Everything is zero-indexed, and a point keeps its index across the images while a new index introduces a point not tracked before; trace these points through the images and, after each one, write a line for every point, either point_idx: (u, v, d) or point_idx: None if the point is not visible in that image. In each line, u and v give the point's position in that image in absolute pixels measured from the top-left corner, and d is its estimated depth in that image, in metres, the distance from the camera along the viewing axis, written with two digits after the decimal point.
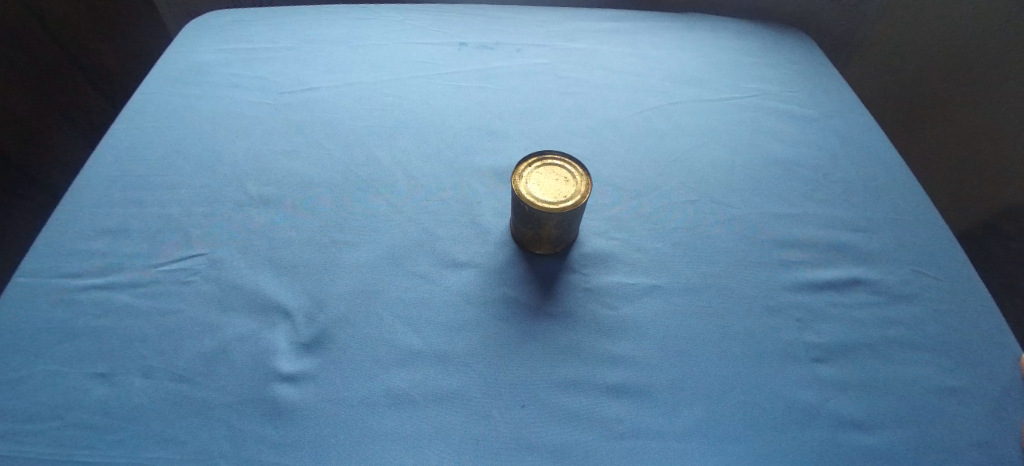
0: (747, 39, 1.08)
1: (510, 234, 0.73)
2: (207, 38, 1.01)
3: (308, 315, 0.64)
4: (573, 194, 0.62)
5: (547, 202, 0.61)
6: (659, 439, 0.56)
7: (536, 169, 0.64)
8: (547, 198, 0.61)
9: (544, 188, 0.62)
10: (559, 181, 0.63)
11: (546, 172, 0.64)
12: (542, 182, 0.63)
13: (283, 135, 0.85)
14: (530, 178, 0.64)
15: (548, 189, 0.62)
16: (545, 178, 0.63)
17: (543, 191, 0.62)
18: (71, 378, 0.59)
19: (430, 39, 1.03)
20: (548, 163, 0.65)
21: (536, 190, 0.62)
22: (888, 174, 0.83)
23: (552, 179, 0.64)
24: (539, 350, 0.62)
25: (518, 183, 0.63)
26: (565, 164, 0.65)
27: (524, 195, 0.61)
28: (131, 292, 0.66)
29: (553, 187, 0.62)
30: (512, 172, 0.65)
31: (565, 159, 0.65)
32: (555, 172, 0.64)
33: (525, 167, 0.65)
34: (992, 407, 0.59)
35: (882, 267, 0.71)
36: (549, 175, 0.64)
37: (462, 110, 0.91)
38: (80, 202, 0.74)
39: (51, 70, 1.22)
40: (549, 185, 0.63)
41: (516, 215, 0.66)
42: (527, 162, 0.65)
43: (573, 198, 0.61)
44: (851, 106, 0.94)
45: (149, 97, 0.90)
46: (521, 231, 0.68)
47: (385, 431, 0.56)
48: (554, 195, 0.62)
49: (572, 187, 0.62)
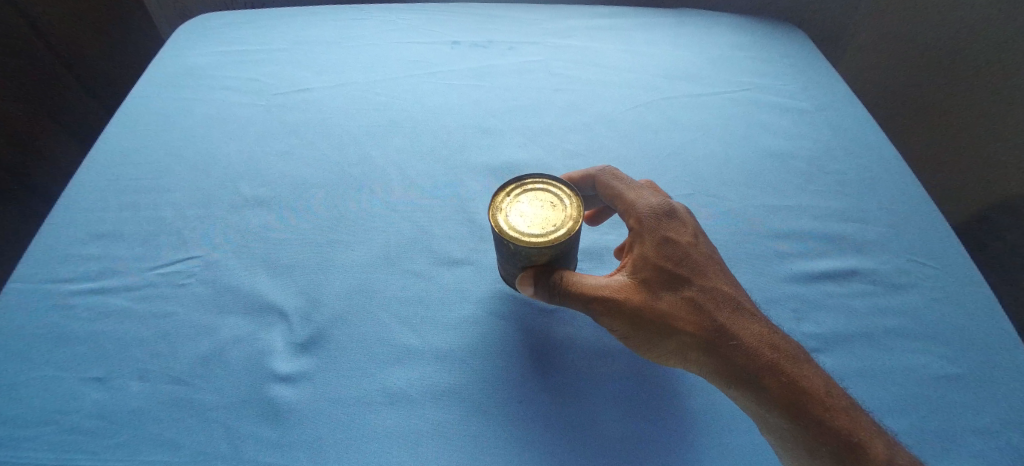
0: (740, 33, 1.08)
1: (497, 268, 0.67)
2: (197, 42, 1.01)
3: (304, 315, 0.64)
4: (563, 221, 0.56)
5: (536, 235, 0.55)
6: (662, 432, 0.56)
7: (519, 198, 0.58)
8: (535, 230, 0.55)
9: (528, 218, 0.56)
10: (544, 206, 0.57)
11: (530, 199, 0.58)
12: (523, 210, 0.57)
13: (277, 136, 0.85)
14: (513, 209, 0.57)
15: (532, 218, 0.56)
16: (526, 206, 0.57)
17: (526, 221, 0.56)
18: (67, 383, 0.58)
19: (423, 39, 1.03)
20: (530, 188, 0.59)
21: (517, 221, 0.56)
22: (882, 165, 0.83)
23: (538, 206, 0.58)
24: (536, 345, 0.62)
25: (499, 215, 0.57)
26: (549, 187, 0.59)
27: (504, 230, 0.55)
28: (127, 295, 0.65)
29: (538, 215, 0.56)
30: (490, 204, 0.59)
31: (547, 182, 0.59)
32: (540, 198, 0.58)
33: (504, 197, 0.59)
34: (990, 393, 0.59)
35: (877, 256, 0.71)
36: (534, 202, 0.58)
37: (456, 110, 0.91)
38: (74, 207, 0.74)
39: (48, 76, 1.20)
40: (533, 212, 0.57)
41: (503, 255, 0.59)
42: (504, 189, 0.59)
43: (563, 227, 0.55)
44: (846, 99, 0.95)
45: (141, 101, 0.90)
46: (511, 268, 0.61)
47: (383, 430, 0.55)
48: (541, 225, 0.56)
49: (561, 213, 0.57)
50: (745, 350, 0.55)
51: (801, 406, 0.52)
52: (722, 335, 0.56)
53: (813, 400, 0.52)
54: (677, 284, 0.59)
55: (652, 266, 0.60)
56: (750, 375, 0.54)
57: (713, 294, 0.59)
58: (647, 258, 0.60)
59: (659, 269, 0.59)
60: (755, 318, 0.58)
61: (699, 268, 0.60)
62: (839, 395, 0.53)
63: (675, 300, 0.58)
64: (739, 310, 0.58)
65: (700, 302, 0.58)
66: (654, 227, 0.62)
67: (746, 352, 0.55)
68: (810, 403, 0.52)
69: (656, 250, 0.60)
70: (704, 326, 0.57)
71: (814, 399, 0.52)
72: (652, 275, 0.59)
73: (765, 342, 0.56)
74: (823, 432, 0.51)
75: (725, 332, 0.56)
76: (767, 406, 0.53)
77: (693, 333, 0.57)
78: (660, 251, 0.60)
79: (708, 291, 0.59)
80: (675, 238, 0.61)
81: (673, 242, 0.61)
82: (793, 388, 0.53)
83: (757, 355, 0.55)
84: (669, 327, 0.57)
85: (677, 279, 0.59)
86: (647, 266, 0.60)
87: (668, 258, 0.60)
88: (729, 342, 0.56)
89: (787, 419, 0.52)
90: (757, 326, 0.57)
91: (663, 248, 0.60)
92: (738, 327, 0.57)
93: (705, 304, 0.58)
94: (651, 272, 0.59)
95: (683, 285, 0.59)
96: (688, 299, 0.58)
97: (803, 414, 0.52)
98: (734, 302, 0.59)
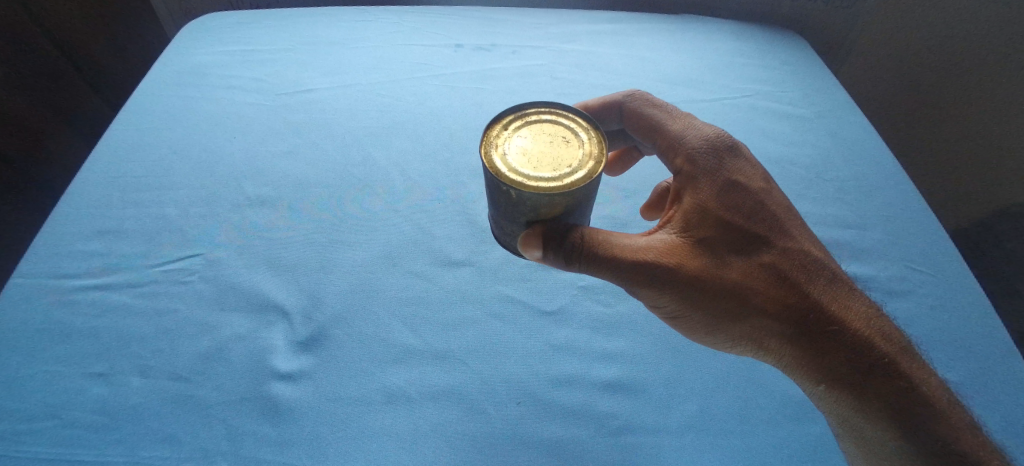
0: (741, 41, 1.09)
1: (494, 223, 0.65)
2: (202, 41, 1.02)
3: (304, 314, 0.64)
4: (579, 158, 0.54)
5: (548, 177, 0.52)
6: (658, 435, 0.57)
7: (522, 135, 0.57)
8: (546, 172, 0.53)
9: (539, 158, 0.54)
10: (556, 142, 0.56)
11: (537, 137, 0.56)
12: (532, 149, 0.55)
13: (281, 136, 0.86)
14: (517, 147, 0.55)
15: (545, 158, 0.54)
16: (534, 144, 0.56)
17: (538, 162, 0.54)
18: (69, 378, 0.59)
19: (427, 42, 1.03)
20: (536, 124, 0.58)
21: (528, 161, 0.54)
22: (880, 173, 0.84)
23: (547, 143, 0.56)
24: (535, 346, 0.63)
25: (501, 156, 0.54)
26: (556, 121, 0.58)
27: (511, 173, 0.52)
28: (129, 292, 0.66)
29: (550, 154, 0.55)
30: (489, 139, 0.56)
31: (554, 114, 0.59)
32: (547, 135, 0.57)
33: (507, 134, 0.57)
34: (984, 401, 0.60)
35: (873, 263, 0.72)
36: (541, 139, 0.56)
37: (459, 112, 0.91)
38: (78, 203, 0.74)
39: (50, 71, 1.20)
40: (545, 151, 0.55)
41: (508, 211, 0.56)
42: (503, 127, 0.57)
43: (581, 169, 0.53)
44: (846, 107, 0.95)
45: (147, 98, 0.91)
46: (516, 224, 0.58)
47: (382, 429, 0.56)
48: (556, 166, 0.53)
49: (577, 150, 0.55)
50: (821, 312, 0.52)
51: (897, 391, 0.49)
52: (796, 298, 0.53)
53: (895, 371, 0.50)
54: (753, 247, 0.55)
55: (722, 225, 0.56)
56: (832, 349, 0.51)
57: (783, 248, 0.55)
58: (716, 216, 0.56)
59: (732, 229, 0.55)
60: (830, 273, 0.55)
61: (768, 218, 0.56)
62: (923, 366, 0.50)
63: (741, 259, 0.54)
64: (823, 277, 0.54)
65: (775, 264, 0.54)
66: (711, 172, 0.59)
67: (831, 325, 0.52)
68: (906, 387, 0.48)
69: (725, 208, 0.56)
70: (775, 287, 0.53)
71: (901, 371, 0.49)
72: (724, 236, 0.55)
73: (854, 315, 0.52)
74: (919, 421, 0.47)
75: (800, 292, 0.53)
76: (854, 384, 0.50)
77: (764, 295, 0.53)
78: (730, 208, 0.56)
79: (778, 245, 0.55)
80: (739, 185, 0.58)
81: (742, 196, 0.57)
82: (890, 371, 0.49)
83: (840, 327, 0.52)
84: (740, 294, 0.53)
85: (747, 236, 0.55)
86: (716, 224, 0.56)
87: (741, 218, 0.56)
88: (804, 305, 0.53)
89: (885, 408, 0.49)
90: (848, 297, 0.54)
91: (733, 206, 0.56)
92: (812, 286, 0.54)
93: (775, 262, 0.54)
94: (718, 231, 0.55)
95: (750, 239, 0.55)
96: (756, 255, 0.55)
97: (895, 399, 0.48)
98: (807, 255, 0.55)
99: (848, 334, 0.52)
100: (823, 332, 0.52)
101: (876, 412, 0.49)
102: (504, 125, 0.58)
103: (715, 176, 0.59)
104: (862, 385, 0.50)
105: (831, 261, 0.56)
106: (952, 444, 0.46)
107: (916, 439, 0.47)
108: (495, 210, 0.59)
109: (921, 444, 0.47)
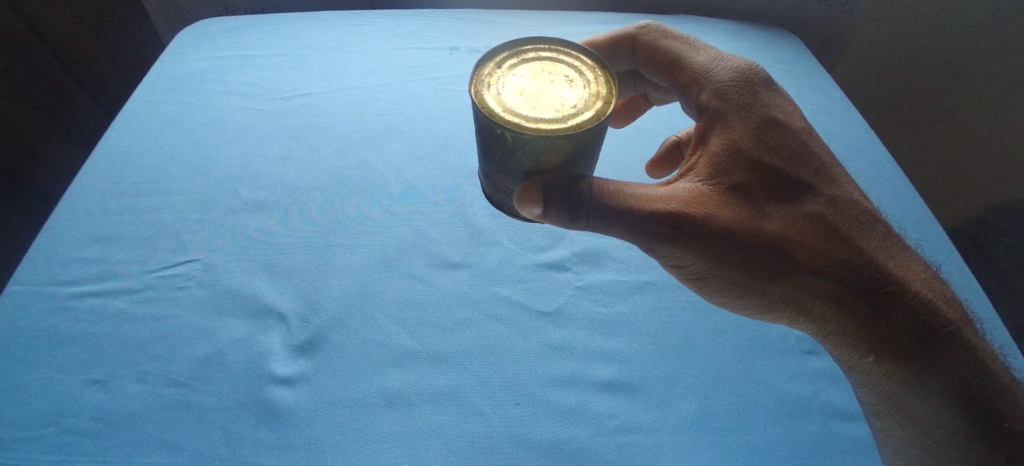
0: (734, 40, 1.09)
1: (487, 181, 0.65)
2: (198, 45, 1.02)
3: (301, 318, 0.64)
4: (584, 97, 0.54)
5: (549, 117, 0.52)
6: (658, 434, 0.57)
7: (520, 76, 0.57)
8: (547, 112, 0.52)
9: (539, 99, 0.54)
10: (558, 82, 0.56)
11: (538, 76, 0.57)
12: (531, 89, 0.55)
13: (277, 140, 0.86)
14: (512, 87, 0.55)
15: (545, 98, 0.54)
16: (532, 84, 0.56)
17: (538, 102, 0.53)
18: (66, 385, 0.59)
19: (421, 44, 1.04)
20: (538, 61, 0.59)
21: (527, 102, 0.53)
22: (873, 169, 0.84)
23: (547, 82, 0.56)
24: (533, 347, 0.63)
25: (494, 95, 0.54)
26: (557, 60, 0.59)
27: (506, 113, 0.51)
28: (128, 298, 0.66)
29: (551, 95, 0.54)
30: (481, 76, 0.56)
31: (556, 52, 0.60)
32: (547, 77, 0.57)
33: (502, 72, 0.57)
34: None
35: None
36: (543, 78, 0.56)
37: (455, 114, 0.92)
38: (74, 210, 0.74)
39: (48, 79, 1.20)
40: (545, 91, 0.55)
41: (504, 163, 0.55)
42: (498, 66, 0.58)
43: (590, 109, 0.52)
44: (839, 105, 0.96)
45: (142, 104, 0.91)
46: (512, 178, 0.57)
47: (381, 431, 0.56)
48: (558, 106, 0.53)
49: (581, 90, 0.55)
50: (873, 267, 0.53)
51: (950, 351, 0.50)
52: (844, 251, 0.53)
53: (933, 314, 0.51)
54: (799, 198, 0.55)
55: (764, 170, 0.56)
56: (882, 304, 0.52)
57: (830, 199, 0.56)
58: (755, 159, 0.56)
59: (775, 175, 0.55)
60: (876, 224, 0.56)
61: (802, 159, 0.57)
62: (975, 330, 0.51)
63: (774, 201, 0.55)
64: (871, 231, 0.55)
65: (822, 216, 0.55)
66: (742, 108, 0.59)
67: (888, 284, 0.52)
68: (958, 348, 0.50)
69: (765, 152, 0.56)
70: (818, 235, 0.54)
71: (962, 336, 0.50)
72: (768, 184, 0.55)
73: (906, 272, 0.53)
74: (971, 384, 0.49)
75: (837, 235, 0.54)
76: (904, 342, 0.51)
77: (806, 244, 0.53)
78: (769, 152, 0.57)
79: (817, 190, 0.56)
80: (771, 122, 0.58)
81: (782, 141, 0.58)
82: (946, 331, 0.50)
83: (897, 285, 0.52)
84: (784, 244, 0.53)
85: (789, 184, 0.56)
86: (757, 168, 0.55)
87: (782, 163, 0.56)
88: (854, 258, 0.53)
89: (936, 370, 0.50)
90: (900, 254, 0.55)
91: (773, 150, 0.57)
92: (849, 228, 0.55)
93: (810, 203, 0.55)
94: (759, 176, 0.55)
95: (785, 181, 0.56)
96: (789, 197, 0.55)
97: (947, 358, 0.50)
98: (849, 203, 0.56)
99: (884, 276, 0.53)
100: (875, 290, 0.52)
101: (926, 375, 0.50)
102: (499, 63, 0.58)
103: (756, 118, 0.59)
104: (914, 343, 0.51)
105: (867, 203, 0.58)
106: (998, 410, 0.48)
107: (968, 404, 0.49)
108: (489, 161, 0.58)
109: (971, 410, 0.49)
